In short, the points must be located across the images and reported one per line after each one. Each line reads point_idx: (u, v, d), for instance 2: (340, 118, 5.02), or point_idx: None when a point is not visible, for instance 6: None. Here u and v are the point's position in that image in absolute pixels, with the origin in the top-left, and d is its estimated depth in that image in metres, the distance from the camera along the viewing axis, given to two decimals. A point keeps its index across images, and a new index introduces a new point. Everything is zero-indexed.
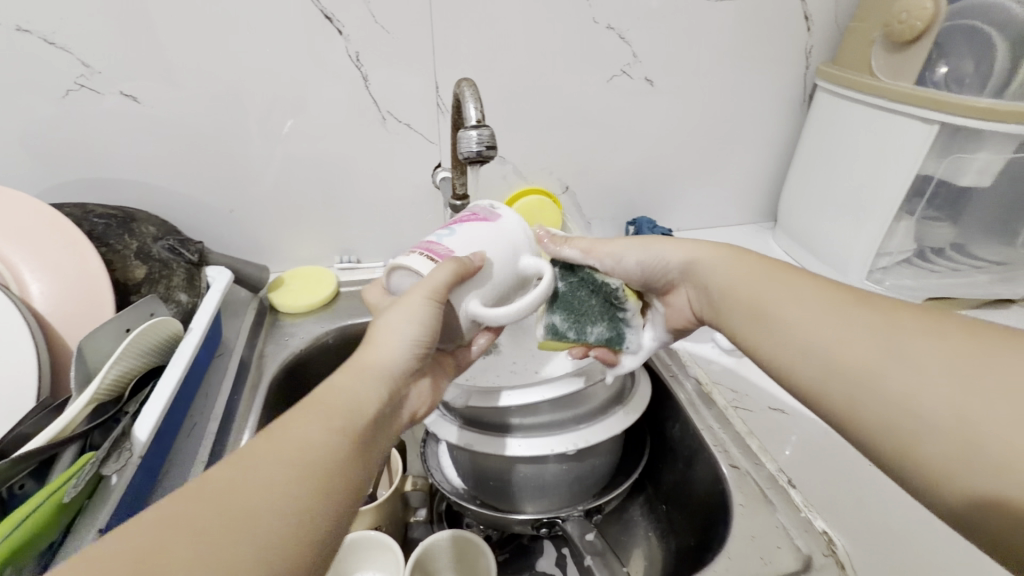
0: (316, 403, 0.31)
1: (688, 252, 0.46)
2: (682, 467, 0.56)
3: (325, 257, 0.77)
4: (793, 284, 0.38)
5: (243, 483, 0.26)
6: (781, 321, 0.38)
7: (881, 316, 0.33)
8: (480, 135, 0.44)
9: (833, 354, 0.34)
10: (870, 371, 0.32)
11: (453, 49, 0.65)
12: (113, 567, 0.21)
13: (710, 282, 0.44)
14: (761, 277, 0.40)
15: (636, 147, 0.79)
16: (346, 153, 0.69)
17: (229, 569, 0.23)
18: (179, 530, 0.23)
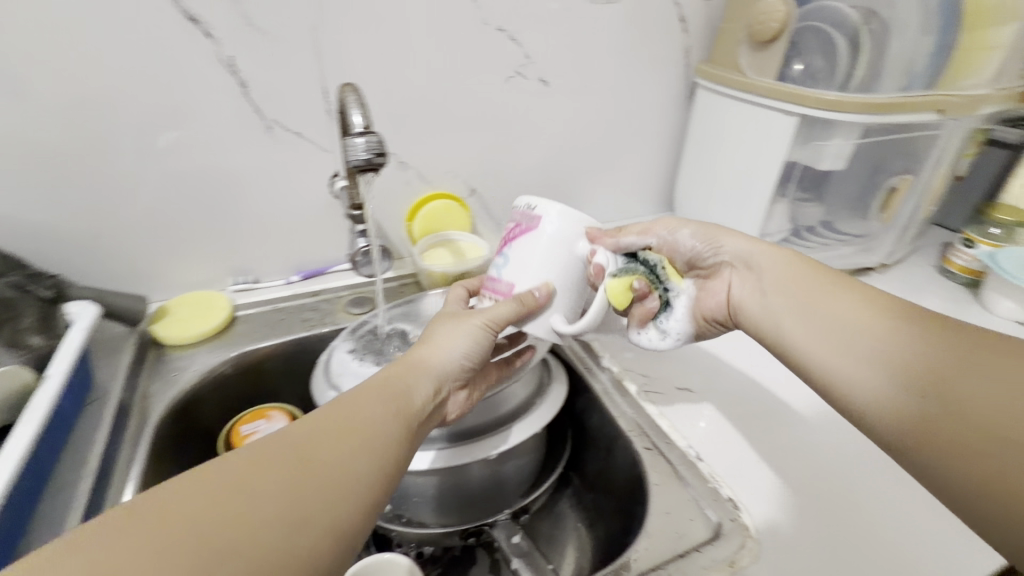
0: (382, 394, 0.39)
1: (746, 249, 0.51)
2: (603, 454, 0.58)
3: (216, 280, 0.71)
4: (865, 300, 0.43)
5: (311, 452, 0.33)
6: (857, 326, 0.42)
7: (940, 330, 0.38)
8: (367, 142, 0.42)
9: (892, 355, 0.39)
10: (927, 372, 0.37)
11: (339, 52, 0.62)
12: (225, 471, 0.30)
13: (762, 273, 0.50)
14: (841, 293, 0.44)
15: (538, 146, 0.80)
16: (229, 166, 0.64)
17: (291, 492, 0.30)
18: (269, 456, 0.32)
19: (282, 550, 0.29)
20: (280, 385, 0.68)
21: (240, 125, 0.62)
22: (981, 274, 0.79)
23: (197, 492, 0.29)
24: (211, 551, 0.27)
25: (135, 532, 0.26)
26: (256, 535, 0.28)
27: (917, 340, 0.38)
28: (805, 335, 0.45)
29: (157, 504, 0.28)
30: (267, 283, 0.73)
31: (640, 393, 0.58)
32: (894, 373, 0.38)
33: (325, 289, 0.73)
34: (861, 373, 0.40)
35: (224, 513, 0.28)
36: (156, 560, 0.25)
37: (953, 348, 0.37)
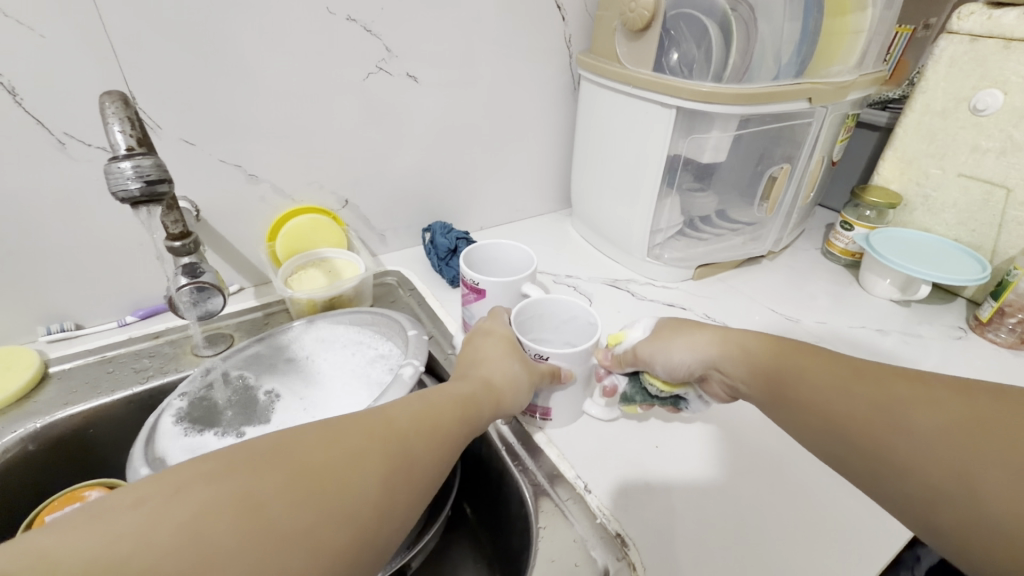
0: (469, 405, 0.42)
1: (708, 351, 0.47)
2: (495, 489, 0.53)
3: (22, 331, 0.58)
4: (798, 353, 0.42)
5: (408, 437, 0.36)
6: (795, 378, 0.40)
7: (874, 374, 0.37)
8: (136, 167, 0.33)
9: (828, 403, 0.38)
10: (873, 423, 0.35)
11: (144, 49, 0.51)
12: (328, 449, 0.32)
13: (736, 373, 0.45)
14: (776, 349, 0.43)
15: (414, 149, 0.74)
16: (9, 195, 0.51)
17: (371, 487, 0.32)
18: (355, 442, 0.33)
19: (374, 528, 0.32)
20: (112, 451, 0.57)
21: (19, 143, 0.49)
22: (859, 255, 0.82)
23: (325, 451, 0.32)
24: (328, 512, 0.30)
25: (276, 471, 0.30)
26: (359, 508, 0.31)
27: (859, 387, 0.37)
28: (755, 389, 0.43)
29: (292, 449, 0.32)
30: (93, 327, 0.61)
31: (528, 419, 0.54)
32: (844, 428, 0.36)
33: (167, 329, 0.62)
34: (815, 430, 0.38)
35: (343, 473, 0.32)
36: (290, 505, 0.29)
37: (891, 397, 0.36)
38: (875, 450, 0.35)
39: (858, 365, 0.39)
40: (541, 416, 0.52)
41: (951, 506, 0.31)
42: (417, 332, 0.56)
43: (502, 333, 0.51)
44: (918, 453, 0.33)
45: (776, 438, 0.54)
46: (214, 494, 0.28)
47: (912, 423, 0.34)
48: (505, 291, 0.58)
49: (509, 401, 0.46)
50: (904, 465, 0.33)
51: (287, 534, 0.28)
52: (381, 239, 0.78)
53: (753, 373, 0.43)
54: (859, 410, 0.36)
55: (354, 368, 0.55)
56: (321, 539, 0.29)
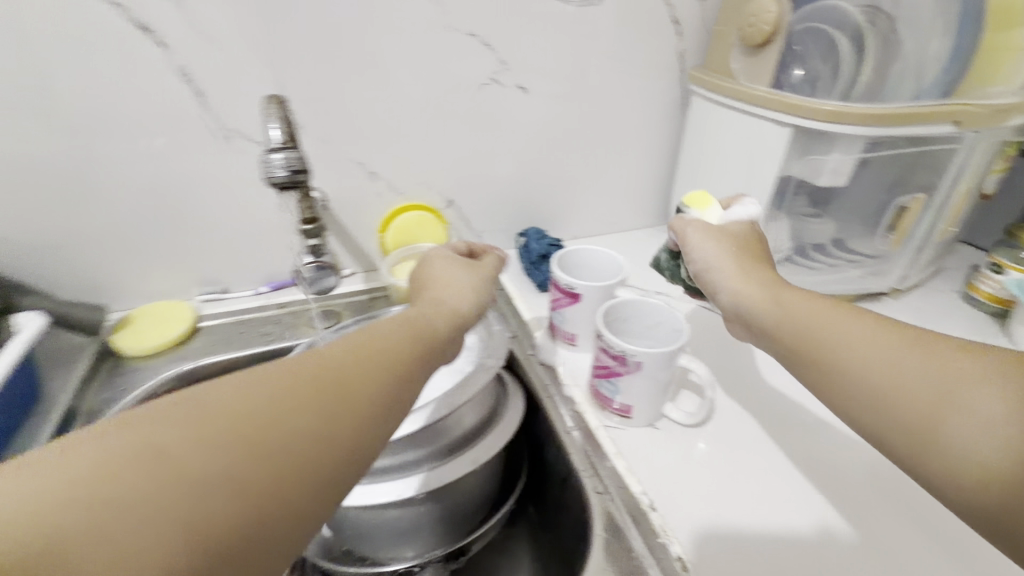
0: (428, 328, 0.41)
1: (736, 288, 0.45)
2: (557, 492, 0.55)
3: (183, 290, 0.70)
4: (841, 314, 0.38)
5: (345, 374, 0.32)
6: (833, 340, 0.37)
7: (923, 343, 0.34)
8: (286, 158, 0.39)
9: (870, 368, 0.35)
10: (906, 395, 0.33)
11: (299, 61, 0.60)
12: (248, 392, 0.29)
13: (761, 310, 0.43)
14: (820, 307, 0.40)
15: (517, 157, 0.77)
16: (188, 176, 0.62)
17: (308, 425, 0.29)
18: (285, 385, 0.30)
19: (321, 462, 0.29)
20: None
21: (200, 136, 0.61)
22: (1010, 303, 0.70)
23: (241, 397, 0.28)
24: (254, 453, 0.27)
25: (184, 419, 0.27)
26: (293, 448, 0.28)
27: (907, 353, 0.34)
28: (789, 335, 0.40)
29: (205, 396, 0.28)
30: (235, 293, 0.72)
31: (600, 428, 0.52)
32: (883, 395, 0.34)
33: (291, 301, 0.71)
34: (851, 398, 0.35)
35: (267, 416, 0.28)
36: (203, 452, 0.26)
37: (944, 366, 0.33)
38: (917, 420, 0.32)
39: (908, 331, 0.36)
40: (618, 413, 0.53)
41: (1002, 479, 0.28)
42: (501, 329, 0.59)
43: (485, 270, 0.52)
44: (968, 426, 0.30)
45: (877, 495, 0.49)
46: (113, 447, 0.25)
47: (965, 395, 0.31)
48: (589, 299, 0.59)
49: (467, 315, 0.46)
50: (951, 438, 0.30)
51: (203, 479, 0.25)
52: (478, 240, 0.83)
53: (779, 326, 0.41)
54: (901, 377, 0.33)
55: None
56: (248, 482, 0.26)
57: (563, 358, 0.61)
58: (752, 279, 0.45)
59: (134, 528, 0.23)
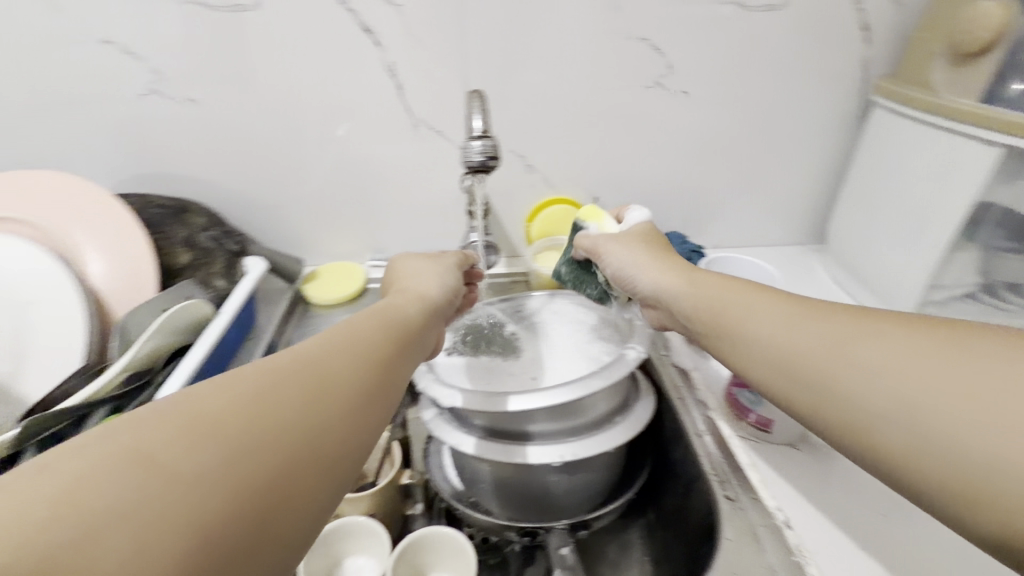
0: (400, 317, 0.40)
1: (658, 282, 0.49)
2: (680, 494, 0.55)
3: (358, 254, 0.81)
4: (785, 300, 0.40)
5: (330, 363, 0.31)
6: (756, 331, 0.39)
7: (851, 322, 0.35)
8: (484, 145, 0.45)
9: (804, 353, 0.35)
10: (841, 382, 0.33)
11: (484, 60, 0.67)
12: (229, 391, 0.27)
13: (677, 300, 0.46)
14: (765, 303, 0.40)
15: (668, 160, 0.78)
16: (379, 156, 0.73)
17: (304, 415, 0.28)
18: (268, 381, 0.28)
19: (319, 448, 0.27)
20: None
21: (394, 123, 0.70)
22: None
23: (223, 394, 0.26)
24: (249, 448, 0.25)
25: (166, 421, 0.24)
26: (290, 438, 0.26)
27: (835, 331, 0.35)
28: (765, 352, 0.38)
29: (183, 399, 0.25)
30: None
31: (736, 438, 0.52)
32: (793, 362, 0.36)
33: None
34: (762, 367, 0.38)
35: (255, 411, 0.26)
36: (193, 452, 0.23)
37: (850, 331, 0.34)
38: (825, 383, 0.34)
39: (816, 305, 0.38)
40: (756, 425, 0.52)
41: (893, 426, 0.30)
42: (642, 323, 0.60)
43: (447, 262, 0.52)
44: (865, 379, 0.32)
45: None
46: (91, 459, 0.21)
47: (863, 352, 0.33)
48: None
49: (438, 300, 0.46)
50: (852, 394, 0.32)
51: (201, 476, 0.23)
52: None
53: (694, 308, 0.45)
54: (813, 346, 0.35)
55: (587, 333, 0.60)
56: (245, 476, 0.24)
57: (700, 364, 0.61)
58: (673, 272, 0.48)
59: (135, 543, 0.20)
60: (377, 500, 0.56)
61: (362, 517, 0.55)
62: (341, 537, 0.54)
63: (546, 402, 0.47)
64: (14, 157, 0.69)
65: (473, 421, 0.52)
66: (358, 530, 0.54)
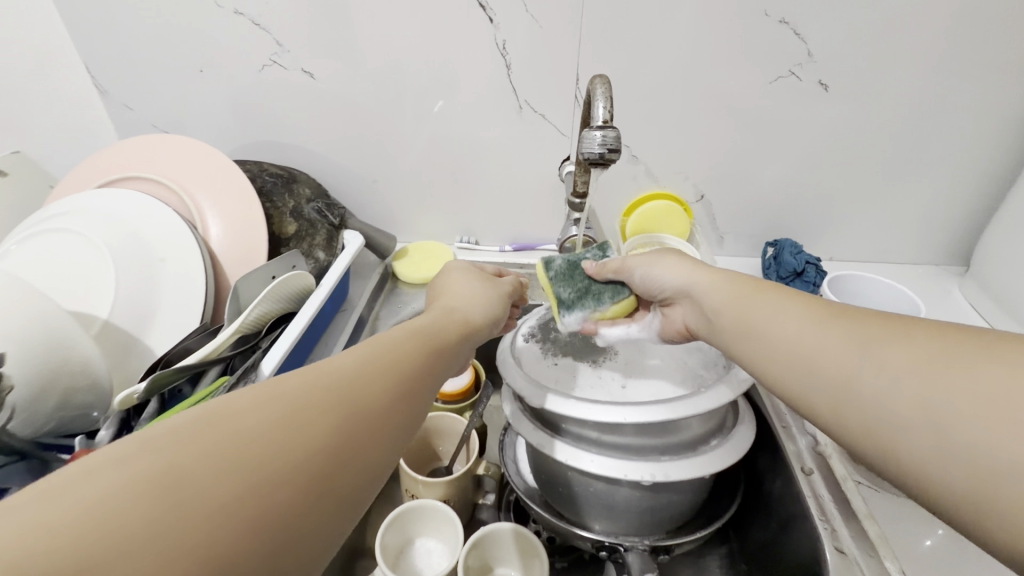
0: (437, 333, 0.38)
1: (691, 277, 0.47)
2: (772, 531, 0.50)
3: (447, 234, 0.81)
4: (808, 306, 0.36)
5: (359, 386, 0.29)
6: (771, 337, 0.37)
7: (865, 331, 0.32)
8: (604, 136, 0.42)
9: (816, 357, 0.33)
10: (852, 388, 0.31)
11: (601, 41, 0.63)
12: (259, 405, 0.26)
13: (703, 298, 0.45)
14: (788, 308, 0.37)
15: (793, 160, 0.70)
16: (480, 138, 0.71)
17: (330, 438, 0.26)
18: (295, 395, 0.27)
19: (334, 482, 0.26)
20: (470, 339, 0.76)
21: (499, 104, 0.68)
22: None
23: (249, 412, 0.25)
24: (270, 473, 0.24)
25: (190, 441, 0.23)
26: (311, 459, 0.25)
27: (851, 343, 0.32)
28: (782, 370, 0.35)
29: (212, 416, 0.24)
30: (484, 246, 0.81)
31: (851, 482, 0.46)
32: (806, 363, 0.34)
33: (530, 264, 0.78)
34: (773, 367, 0.36)
35: (285, 429, 0.25)
36: (211, 478, 0.22)
37: (873, 337, 0.31)
38: (838, 388, 0.32)
39: (836, 306, 0.35)
40: None
41: (900, 435, 0.28)
42: None
43: (502, 290, 0.50)
44: (879, 387, 0.30)
45: None
46: (115, 478, 0.21)
47: (882, 358, 0.30)
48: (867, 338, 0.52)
49: (479, 321, 0.44)
50: (864, 399, 0.30)
51: (214, 508, 0.22)
52: (718, 241, 0.78)
53: (722, 308, 0.42)
54: (828, 347, 0.33)
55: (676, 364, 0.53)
56: (258, 506, 0.23)
57: None
58: (700, 275, 0.46)
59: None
60: (452, 488, 0.57)
61: (436, 501, 0.55)
62: (414, 517, 0.55)
63: (633, 417, 0.43)
64: (150, 120, 0.75)
65: (560, 425, 0.49)
66: (432, 513, 0.54)
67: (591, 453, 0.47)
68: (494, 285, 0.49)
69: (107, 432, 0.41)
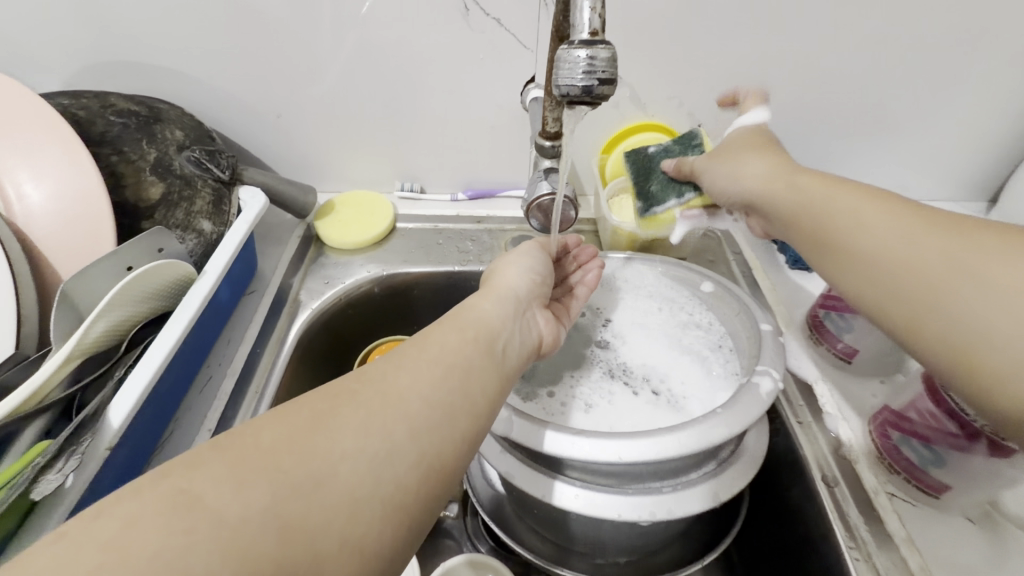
0: (477, 318, 0.36)
1: (752, 184, 0.42)
2: (787, 546, 0.43)
3: (384, 182, 0.64)
4: (888, 210, 0.34)
5: (396, 390, 0.29)
6: (851, 239, 0.35)
7: (951, 238, 0.30)
8: (592, 59, 0.27)
9: (901, 259, 0.32)
10: (937, 296, 0.30)
11: None
12: (293, 424, 0.25)
13: (770, 207, 0.41)
14: (866, 207, 0.35)
15: (814, 78, 0.56)
16: (418, 56, 0.54)
17: (366, 446, 0.26)
18: (337, 405, 0.27)
19: (379, 486, 0.25)
20: (423, 314, 0.62)
21: (437, 5, 0.50)
22: None
23: (280, 426, 0.25)
24: (298, 483, 0.23)
25: (223, 462, 0.23)
26: (345, 471, 0.25)
27: (938, 250, 0.30)
28: (851, 274, 0.35)
29: (240, 436, 0.24)
30: (433, 195, 0.65)
31: (881, 495, 0.39)
32: (894, 278, 0.32)
33: (490, 218, 0.63)
34: (848, 275, 0.35)
35: (327, 442, 0.25)
36: (237, 489, 0.22)
37: (973, 248, 0.29)
38: (929, 301, 0.30)
39: (937, 216, 0.32)
40: (911, 434, 0.38)
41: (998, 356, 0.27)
42: (773, 332, 0.41)
43: (536, 248, 0.47)
44: (973, 301, 0.28)
45: None
46: (140, 507, 0.20)
47: (988, 271, 0.28)
48: None
49: (516, 288, 0.41)
50: (955, 315, 0.29)
51: (237, 521, 0.21)
52: None
53: (793, 219, 0.39)
54: (921, 260, 0.31)
55: (674, 337, 0.46)
56: (290, 518, 0.22)
57: (828, 380, 0.47)
58: (773, 175, 0.41)
59: None
60: None
61: None
62: None
63: (625, 455, 0.33)
64: None
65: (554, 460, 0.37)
66: None
67: (570, 486, 0.37)
68: (527, 251, 0.46)
69: None
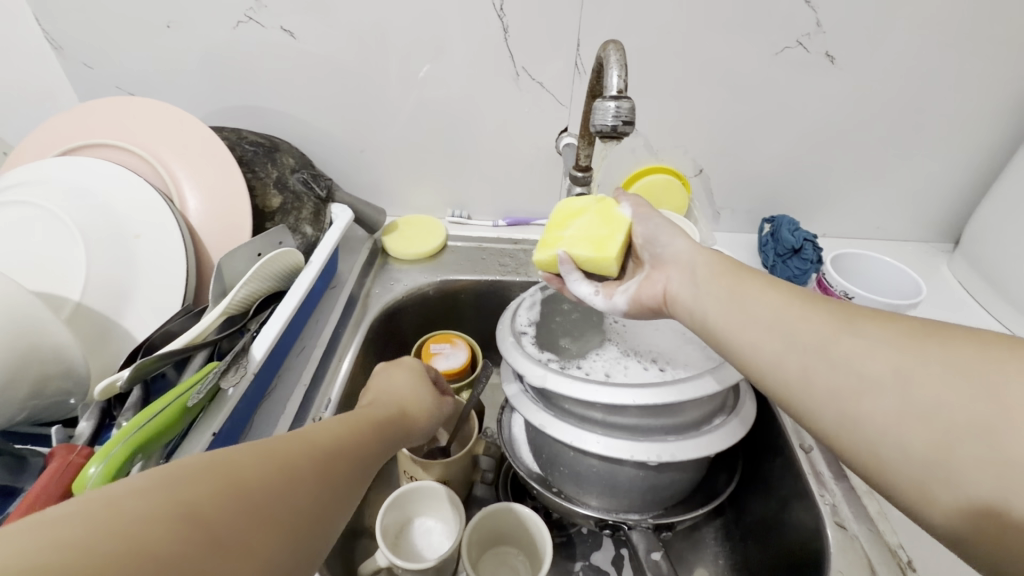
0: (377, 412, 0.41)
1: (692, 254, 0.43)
2: (773, 507, 0.52)
3: (438, 209, 0.78)
4: (774, 287, 0.38)
5: (323, 432, 0.32)
6: (757, 313, 0.37)
7: (836, 319, 0.34)
8: (618, 108, 0.40)
9: (797, 328, 0.35)
10: (837, 357, 0.32)
11: (604, 6, 0.59)
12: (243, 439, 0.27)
13: (697, 267, 0.43)
14: (755, 286, 0.39)
15: (793, 133, 0.69)
16: (473, 108, 0.68)
17: (310, 464, 0.29)
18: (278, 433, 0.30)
19: (321, 498, 0.28)
20: (466, 318, 0.74)
21: (494, 70, 0.65)
22: None
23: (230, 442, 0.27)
24: (255, 490, 0.25)
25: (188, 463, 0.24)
26: (294, 481, 0.27)
27: (827, 322, 0.34)
28: (758, 336, 0.36)
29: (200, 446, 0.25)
30: (476, 221, 0.78)
31: None
32: (793, 333, 0.35)
33: (525, 239, 0.76)
34: (764, 351, 0.36)
35: (275, 456, 0.27)
36: (212, 491, 0.23)
37: (844, 323, 0.33)
38: (840, 375, 0.32)
39: (821, 300, 0.36)
40: None
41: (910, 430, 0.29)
42: None
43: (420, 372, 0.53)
44: (860, 358, 0.32)
45: None
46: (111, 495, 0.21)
47: (855, 340, 0.32)
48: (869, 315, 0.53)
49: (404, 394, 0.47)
50: (855, 375, 0.31)
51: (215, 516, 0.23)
52: (714, 217, 0.78)
53: (719, 298, 0.40)
54: (805, 328, 0.34)
55: (678, 331, 0.52)
56: (260, 515, 0.25)
57: None
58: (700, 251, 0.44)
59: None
60: (452, 468, 0.57)
61: (435, 483, 0.55)
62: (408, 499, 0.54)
63: (640, 398, 0.43)
64: (114, 81, 0.68)
65: (578, 413, 0.47)
66: (429, 494, 0.54)
67: (594, 434, 0.46)
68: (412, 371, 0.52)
69: (90, 421, 0.39)
